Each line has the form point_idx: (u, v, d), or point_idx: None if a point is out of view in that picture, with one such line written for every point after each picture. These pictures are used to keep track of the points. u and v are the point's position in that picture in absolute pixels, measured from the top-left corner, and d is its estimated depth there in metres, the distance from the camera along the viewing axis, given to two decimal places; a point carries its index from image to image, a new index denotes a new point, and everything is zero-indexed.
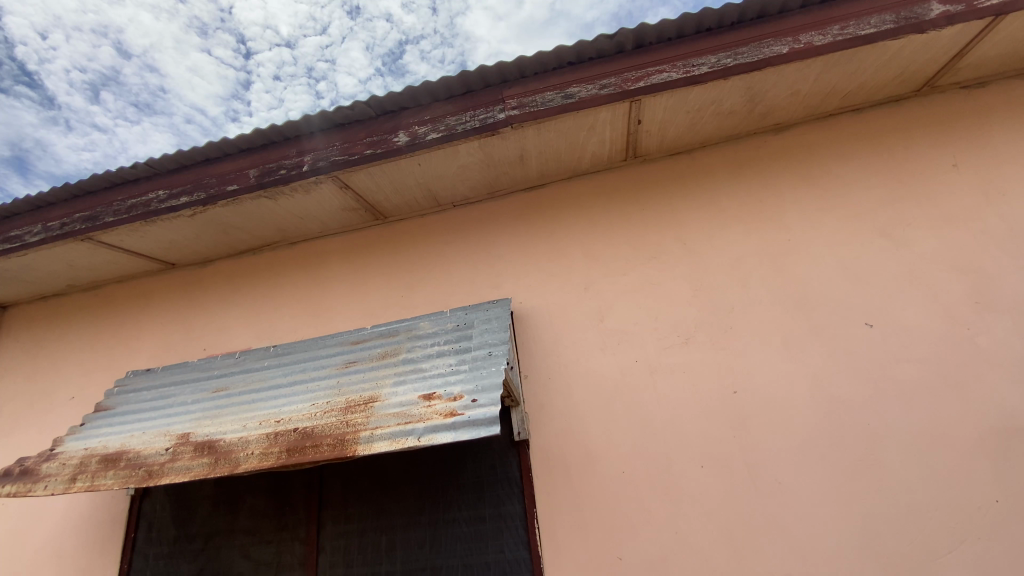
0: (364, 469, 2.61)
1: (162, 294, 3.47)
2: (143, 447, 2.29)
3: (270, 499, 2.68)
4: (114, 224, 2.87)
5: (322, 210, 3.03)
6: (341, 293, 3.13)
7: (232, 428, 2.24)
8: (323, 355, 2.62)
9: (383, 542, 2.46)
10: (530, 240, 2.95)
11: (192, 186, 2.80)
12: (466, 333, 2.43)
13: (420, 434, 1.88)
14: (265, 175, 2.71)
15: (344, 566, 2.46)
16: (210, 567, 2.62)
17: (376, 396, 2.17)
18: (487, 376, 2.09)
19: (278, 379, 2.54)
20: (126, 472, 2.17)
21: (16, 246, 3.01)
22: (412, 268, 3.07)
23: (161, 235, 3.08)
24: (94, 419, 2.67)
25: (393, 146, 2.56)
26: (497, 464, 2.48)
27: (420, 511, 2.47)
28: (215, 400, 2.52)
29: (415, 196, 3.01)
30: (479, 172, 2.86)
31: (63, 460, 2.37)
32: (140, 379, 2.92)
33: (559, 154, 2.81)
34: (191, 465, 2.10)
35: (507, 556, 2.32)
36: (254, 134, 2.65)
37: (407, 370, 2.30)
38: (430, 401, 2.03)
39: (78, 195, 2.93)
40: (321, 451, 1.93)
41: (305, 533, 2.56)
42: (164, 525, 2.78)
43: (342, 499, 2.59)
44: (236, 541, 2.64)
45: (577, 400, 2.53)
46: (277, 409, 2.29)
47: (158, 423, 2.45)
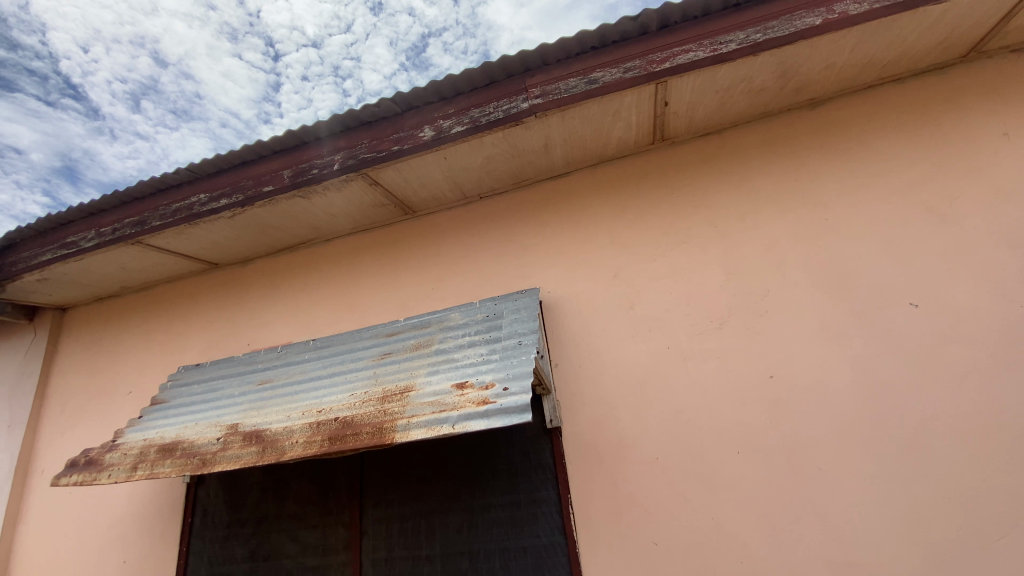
0: (401, 457, 2.70)
1: (207, 293, 3.64)
2: (197, 437, 2.43)
3: (314, 486, 2.80)
4: (160, 227, 3.02)
5: (353, 207, 3.10)
6: (375, 287, 3.21)
7: (277, 418, 2.35)
8: (359, 347, 2.71)
9: (422, 526, 2.54)
10: (558, 228, 2.95)
11: (230, 188, 2.92)
12: (496, 323, 2.47)
13: (454, 422, 1.93)
14: (298, 175, 2.79)
15: (386, 549, 2.55)
16: (262, 550, 2.77)
17: (411, 386, 2.24)
18: (518, 365, 2.12)
19: (318, 371, 2.64)
20: (182, 461, 2.31)
21: (73, 251, 3.21)
22: (441, 261, 3.12)
23: (204, 237, 3.22)
24: (151, 412, 2.85)
25: (419, 140, 2.60)
26: (530, 451, 2.51)
27: (457, 497, 2.54)
28: (260, 391, 2.65)
29: (442, 190, 3.04)
30: (504, 163, 2.87)
31: (125, 450, 2.54)
32: (191, 374, 3.09)
33: (584, 141, 2.79)
34: (242, 453, 2.22)
35: (543, 541, 2.36)
36: (286, 135, 2.74)
37: (440, 361, 2.35)
38: (462, 390, 2.08)
39: (127, 201, 3.10)
40: (361, 438, 2.01)
41: (348, 518, 2.67)
42: (218, 510, 2.94)
43: (382, 485, 2.68)
44: (285, 525, 2.77)
45: (609, 387, 2.54)
46: (319, 400, 2.38)
47: (209, 414, 2.60)
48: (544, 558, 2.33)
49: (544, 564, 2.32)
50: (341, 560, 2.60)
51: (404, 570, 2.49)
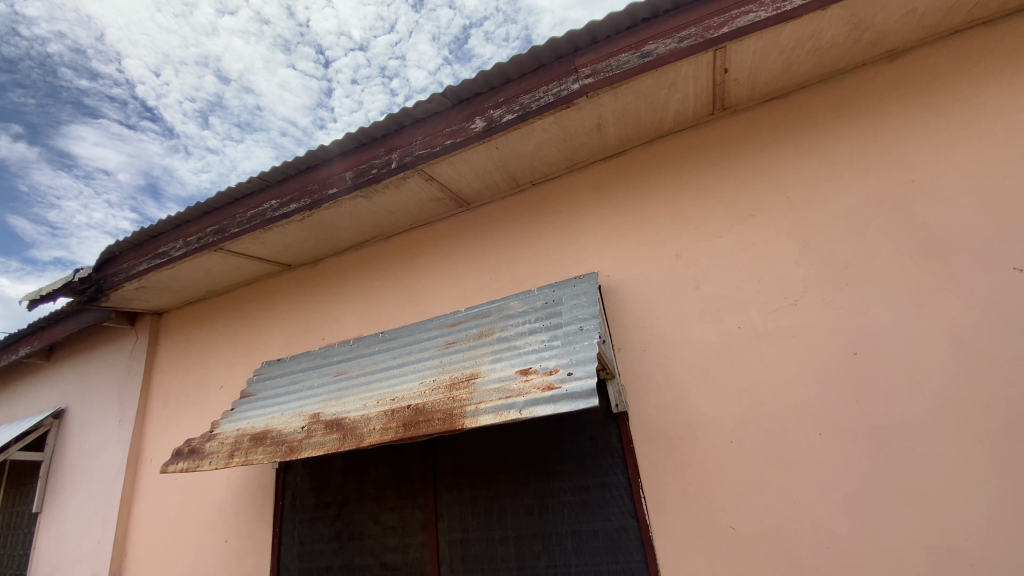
0: (470, 442, 2.78)
1: (282, 293, 3.88)
2: (284, 426, 2.62)
3: (390, 470, 2.95)
4: (238, 233, 3.24)
5: (411, 203, 3.19)
6: (436, 280, 3.29)
7: (354, 407, 2.49)
8: (424, 338, 2.80)
9: (494, 509, 2.61)
10: (615, 210, 2.89)
11: (298, 193, 3.08)
12: (556, 309, 2.47)
13: (521, 407, 1.96)
14: (358, 176, 2.91)
15: (461, 531, 2.64)
16: (346, 530, 2.95)
17: (477, 373, 2.29)
18: (581, 350, 2.11)
19: (388, 362, 2.76)
20: (272, 448, 2.50)
21: (165, 260, 3.51)
22: (498, 250, 3.14)
23: (277, 240, 3.43)
24: (242, 404, 3.09)
25: (471, 132, 2.63)
26: (596, 436, 2.51)
27: (526, 481, 2.58)
28: (337, 383, 2.81)
29: (495, 179, 3.06)
30: (557, 147, 2.85)
31: (222, 439, 2.78)
32: (274, 368, 3.32)
33: (638, 118, 2.71)
34: (325, 440, 2.36)
35: (615, 524, 2.35)
36: (346, 138, 2.86)
37: (503, 348, 2.39)
38: (527, 376, 2.11)
39: (208, 211, 3.35)
40: (433, 424, 2.09)
41: (423, 500, 2.79)
42: (305, 494, 3.16)
43: (454, 469, 2.77)
44: (366, 507, 2.94)
45: (675, 370, 2.48)
46: (391, 389, 2.50)
47: (293, 405, 2.79)
48: (617, 542, 2.33)
49: (617, 547, 2.32)
50: (419, 541, 2.72)
51: (479, 550, 2.57)
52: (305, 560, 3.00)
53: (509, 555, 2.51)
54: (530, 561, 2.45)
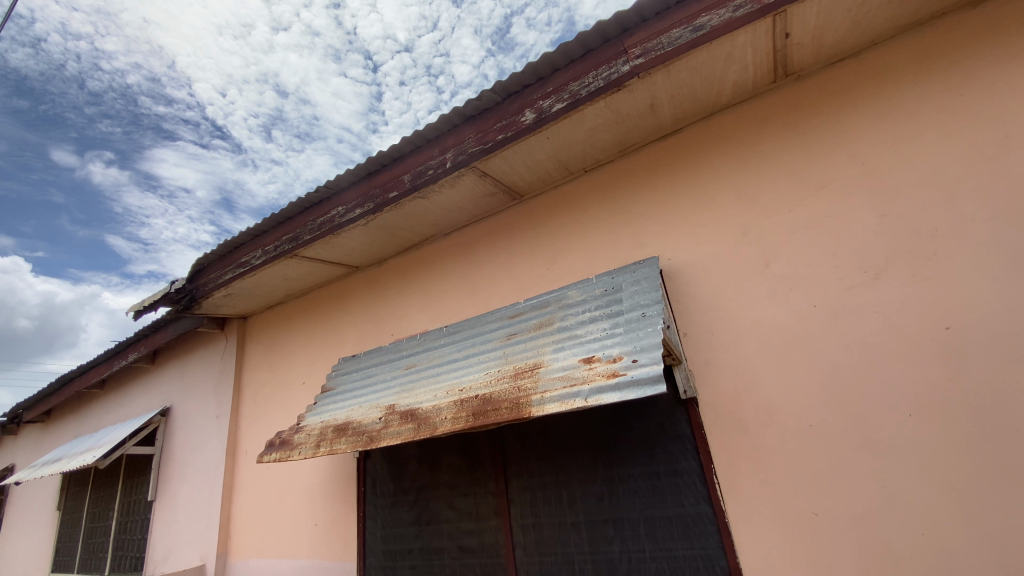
0: (538, 430, 2.83)
1: (352, 293, 4.10)
2: (362, 417, 2.79)
3: (462, 458, 3.06)
4: (310, 240, 3.46)
5: (467, 199, 3.27)
6: (495, 273, 3.35)
7: (426, 398, 2.61)
8: (487, 330, 2.87)
9: (565, 495, 2.65)
10: (674, 191, 2.82)
11: (362, 198, 3.24)
12: (617, 296, 2.45)
13: (587, 395, 1.98)
14: (416, 177, 3.01)
15: (533, 516, 2.71)
16: (424, 515, 3.11)
17: (540, 362, 2.33)
18: (645, 337, 2.09)
19: (454, 354, 2.87)
20: (353, 438, 2.67)
21: (248, 269, 3.81)
22: (554, 240, 3.15)
23: (344, 244, 3.63)
24: (323, 398, 3.32)
25: (522, 125, 2.65)
26: (665, 422, 2.49)
27: (595, 467, 2.60)
28: (408, 376, 2.95)
29: (548, 169, 3.07)
30: (609, 132, 2.81)
31: (308, 431, 3.00)
32: (350, 364, 3.53)
33: (692, 93, 2.62)
34: (401, 430, 2.49)
35: (689, 510, 2.33)
36: (403, 142, 2.97)
37: (564, 337, 2.41)
38: (591, 364, 2.12)
39: (283, 221, 3.59)
40: (502, 413, 2.15)
41: (495, 486, 2.88)
42: (384, 480, 3.35)
43: (523, 457, 2.84)
44: (441, 493, 3.08)
45: (747, 353, 2.40)
46: (459, 380, 2.59)
47: (370, 397, 2.96)
48: (692, 528, 2.30)
49: (692, 533, 2.29)
50: (493, 525, 2.82)
51: (552, 535, 2.63)
52: (388, 542, 3.19)
53: (582, 540, 2.54)
54: (603, 545, 2.48)
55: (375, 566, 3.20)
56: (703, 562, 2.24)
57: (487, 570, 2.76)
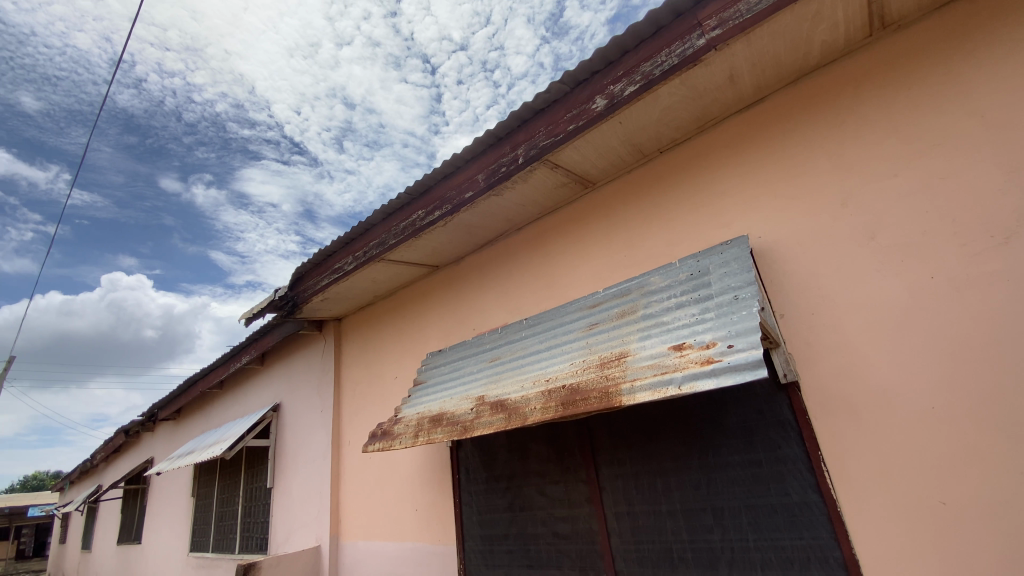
0: (626, 418, 2.82)
1: (434, 291, 4.28)
2: (455, 409, 2.93)
3: (551, 446, 3.12)
4: (394, 243, 3.66)
5: (539, 192, 3.29)
6: (571, 263, 3.36)
7: (513, 389, 2.69)
8: (567, 321, 2.89)
9: (659, 483, 2.63)
10: (759, 165, 2.67)
11: (440, 201, 3.38)
12: (704, 280, 2.38)
13: (680, 382, 1.96)
14: (489, 176, 3.09)
15: (627, 504, 2.71)
16: (517, 502, 3.21)
17: (627, 351, 2.32)
18: (739, 321, 2.03)
19: (537, 345, 2.92)
20: (448, 428, 2.81)
21: (341, 274, 4.10)
22: (631, 226, 3.10)
23: (426, 245, 3.80)
24: (417, 390, 3.53)
25: (593, 113, 2.62)
26: (764, 408, 2.39)
27: (689, 455, 2.55)
28: (493, 368, 3.05)
29: (621, 155, 3.02)
30: (685, 109, 2.71)
31: (405, 422, 3.21)
32: (437, 358, 3.71)
33: (776, 58, 2.46)
34: (493, 420, 2.59)
35: (795, 499, 2.23)
36: (476, 143, 3.06)
37: (650, 325, 2.38)
38: (682, 351, 2.08)
39: (369, 227, 3.83)
40: (591, 402, 2.17)
41: (586, 475, 2.91)
42: (477, 468, 3.50)
43: (612, 445, 2.84)
44: (533, 481, 3.15)
45: (853, 332, 2.24)
46: (545, 370, 2.65)
47: (460, 389, 3.11)
48: (800, 517, 2.20)
49: (800, 523, 2.19)
50: (586, 513, 2.85)
51: (647, 523, 2.62)
52: (484, 527, 3.32)
53: (680, 527, 2.52)
54: (702, 534, 2.44)
55: (473, 550, 3.36)
56: (815, 552, 2.14)
57: (583, 556, 2.81)
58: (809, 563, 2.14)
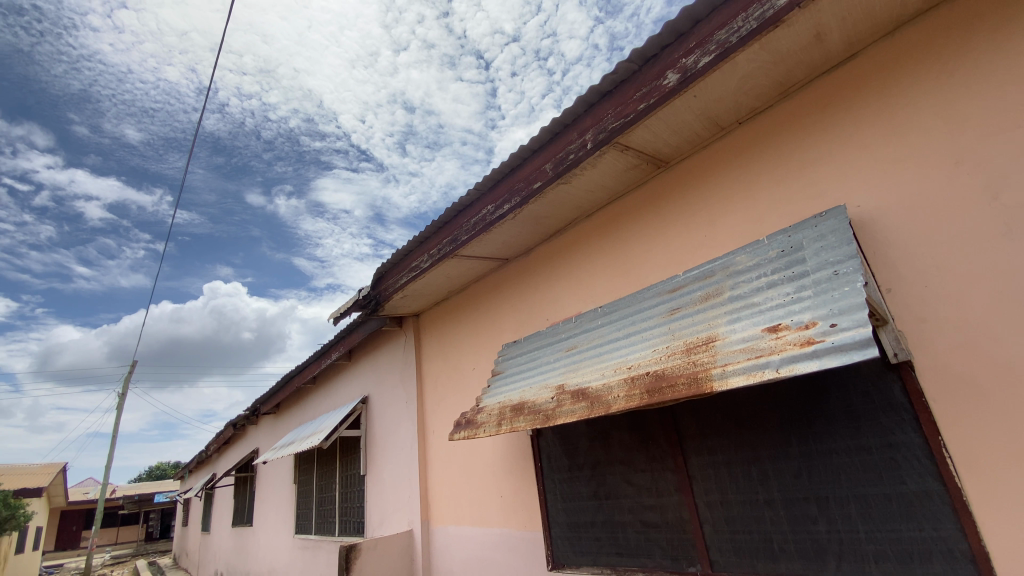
0: (714, 404, 2.71)
1: (507, 283, 4.34)
2: (535, 398, 2.97)
3: (635, 435, 3.07)
4: (467, 239, 3.75)
5: (609, 177, 3.23)
6: (646, 247, 3.26)
7: (594, 377, 2.68)
8: (646, 306, 2.83)
9: (754, 472, 2.51)
10: (853, 128, 2.46)
11: (509, 194, 3.41)
12: (798, 257, 2.23)
13: (778, 365, 1.87)
14: (557, 165, 3.07)
15: (719, 493, 2.62)
16: (602, 490, 3.20)
17: (714, 335, 2.24)
18: (842, 298, 1.90)
19: (615, 332, 2.89)
20: (531, 417, 2.86)
21: (417, 272, 4.26)
22: (710, 204, 2.96)
23: (496, 238, 3.86)
24: (496, 381, 3.61)
25: (665, 89, 2.53)
26: (871, 391, 2.21)
27: (787, 442, 2.42)
28: (571, 356, 3.06)
29: (695, 130, 2.89)
30: (765, 76, 2.55)
31: (488, 412, 3.30)
32: (513, 349, 3.77)
33: (870, 8, 2.24)
34: (575, 408, 2.60)
35: (912, 489, 2.05)
36: (543, 132, 3.05)
37: (738, 307, 2.27)
38: (777, 333, 1.98)
39: (442, 225, 3.95)
40: (679, 388, 2.12)
41: (673, 463, 2.84)
42: (559, 457, 3.52)
43: (700, 432, 2.75)
44: (617, 469, 3.13)
45: (975, 304, 2.01)
46: (626, 357, 2.62)
47: (539, 378, 3.14)
48: (918, 507, 2.03)
49: (919, 513, 2.02)
50: (676, 501, 2.79)
51: (743, 512, 2.52)
52: (570, 515, 3.34)
53: (779, 518, 2.40)
54: (805, 524, 2.31)
55: (560, 536, 3.39)
56: (936, 545, 1.96)
57: (675, 545, 2.75)
58: (931, 558, 1.97)
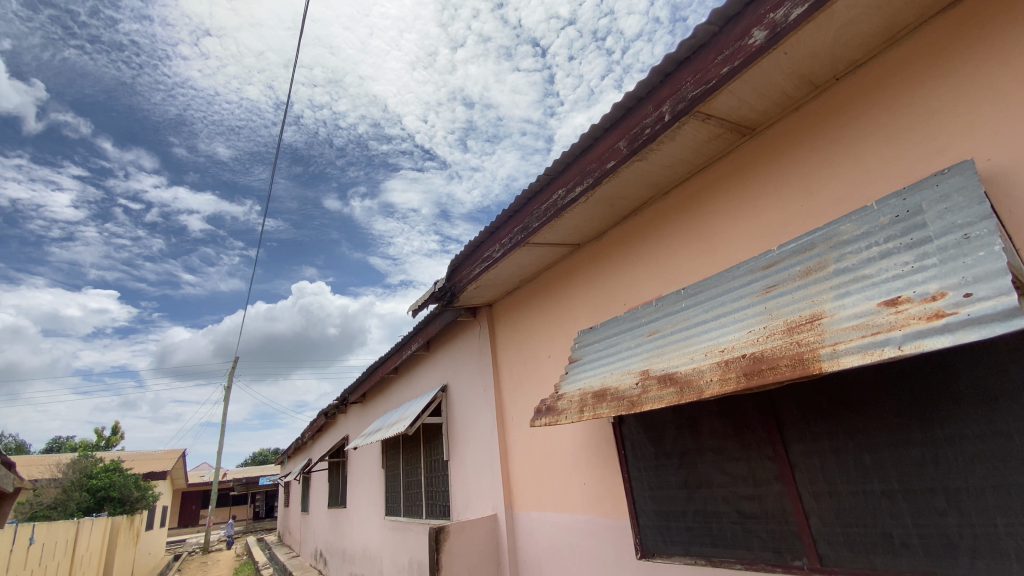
0: (817, 388, 2.51)
1: (580, 268, 4.26)
2: (619, 383, 2.90)
3: (727, 421, 2.91)
4: (539, 225, 3.72)
5: (688, 149, 3.06)
6: (732, 223, 3.06)
7: (682, 361, 2.58)
8: (736, 285, 2.66)
9: (868, 460, 2.30)
10: (981, 71, 2.14)
11: (581, 176, 3.34)
12: (916, 221, 2.00)
13: (901, 342, 1.69)
14: (632, 141, 2.95)
15: (827, 483, 2.42)
16: (693, 479, 3.07)
17: (820, 312, 2.06)
18: (976, 265, 1.69)
19: (703, 314, 2.75)
20: (615, 403, 2.79)
21: (491, 262, 4.30)
22: (804, 171, 2.72)
23: (569, 223, 3.80)
24: (574, 367, 3.58)
25: (751, 49, 2.35)
26: (1011, 370, 1.95)
27: (907, 428, 2.18)
28: (654, 341, 2.96)
29: (785, 91, 2.65)
30: (868, 22, 2.28)
31: (569, 399, 3.27)
32: (590, 335, 3.70)
33: None
34: (663, 393, 2.50)
35: None
36: (615, 109, 2.94)
37: (847, 281, 2.07)
38: (897, 307, 1.80)
39: (513, 213, 3.96)
40: (782, 371, 1.98)
41: (772, 451, 2.66)
42: (644, 445, 3.42)
43: (802, 418, 2.56)
44: (708, 458, 2.98)
45: None
46: (717, 340, 2.48)
47: (620, 364, 3.07)
48: None
49: None
50: (777, 492, 2.61)
51: (856, 504, 2.32)
52: (658, 504, 3.25)
53: (900, 510, 2.19)
54: (932, 518, 2.09)
55: (648, 525, 3.31)
56: None
57: (777, 537, 2.59)
58: None
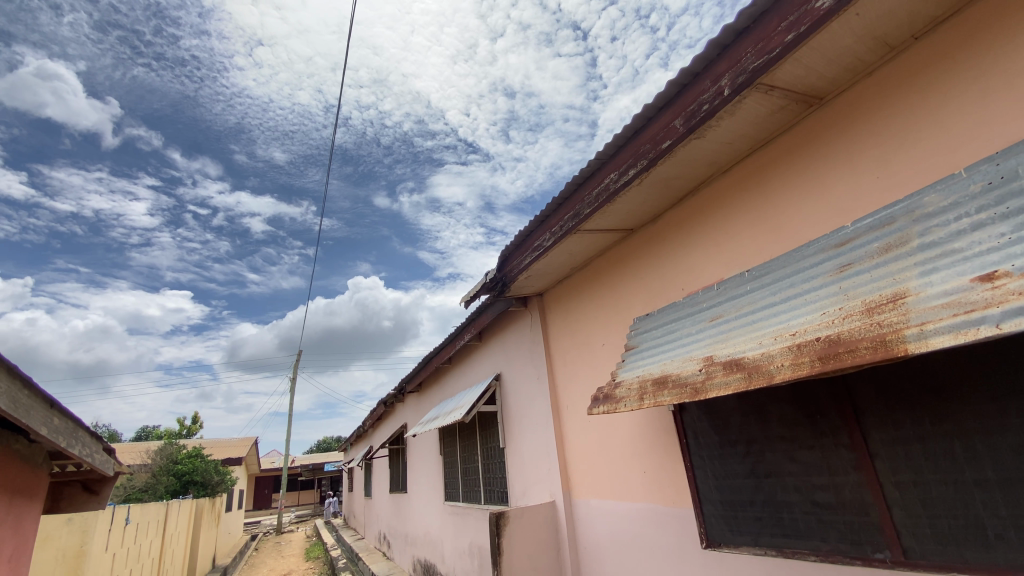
0: (900, 372, 2.35)
1: (634, 253, 4.18)
2: (680, 370, 2.84)
3: (797, 408, 2.78)
4: (591, 211, 3.68)
5: (749, 124, 2.92)
6: (799, 200, 2.91)
7: (749, 346, 2.48)
8: (806, 266, 2.53)
9: (959, 449, 2.14)
10: None
11: (634, 158, 3.26)
12: (1014, 189, 1.83)
13: (999, 321, 1.57)
14: (689, 119, 2.85)
15: (912, 473, 2.28)
16: (761, 468, 2.97)
17: (903, 291, 1.93)
18: None
19: (770, 297, 2.63)
20: (677, 390, 2.73)
21: (542, 250, 4.30)
22: (879, 141, 2.54)
23: (622, 207, 3.73)
24: (631, 355, 3.53)
25: (819, 12, 2.20)
26: None
27: (1005, 414, 2.01)
28: (717, 326, 2.87)
29: (856, 55, 2.47)
30: None
31: (628, 386, 3.23)
32: (647, 322, 3.64)
33: None
34: (729, 379, 2.43)
35: None
36: (670, 86, 2.85)
37: (934, 257, 1.93)
38: (994, 283, 1.66)
39: (564, 200, 3.93)
40: (862, 354, 1.87)
41: (849, 439, 2.52)
42: (707, 433, 3.33)
43: (882, 405, 2.41)
44: (778, 446, 2.87)
45: None
46: (786, 323, 2.37)
47: (681, 350, 3.00)
48: None
49: None
50: (855, 481, 2.48)
51: (946, 495, 2.18)
52: (724, 493, 3.17)
53: (996, 501, 2.04)
54: None
55: (714, 514, 3.24)
56: None
57: (855, 528, 2.47)
58: None
